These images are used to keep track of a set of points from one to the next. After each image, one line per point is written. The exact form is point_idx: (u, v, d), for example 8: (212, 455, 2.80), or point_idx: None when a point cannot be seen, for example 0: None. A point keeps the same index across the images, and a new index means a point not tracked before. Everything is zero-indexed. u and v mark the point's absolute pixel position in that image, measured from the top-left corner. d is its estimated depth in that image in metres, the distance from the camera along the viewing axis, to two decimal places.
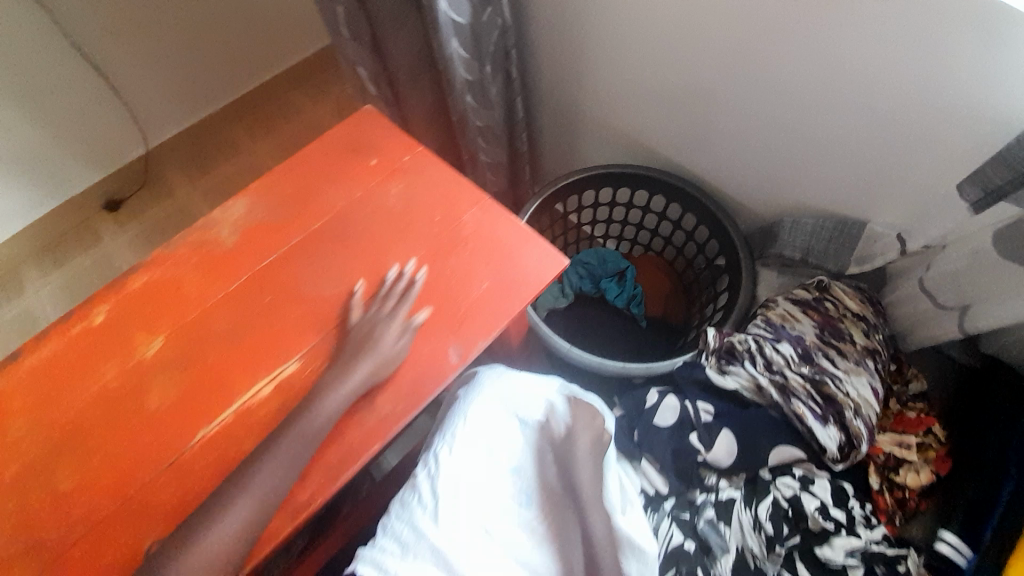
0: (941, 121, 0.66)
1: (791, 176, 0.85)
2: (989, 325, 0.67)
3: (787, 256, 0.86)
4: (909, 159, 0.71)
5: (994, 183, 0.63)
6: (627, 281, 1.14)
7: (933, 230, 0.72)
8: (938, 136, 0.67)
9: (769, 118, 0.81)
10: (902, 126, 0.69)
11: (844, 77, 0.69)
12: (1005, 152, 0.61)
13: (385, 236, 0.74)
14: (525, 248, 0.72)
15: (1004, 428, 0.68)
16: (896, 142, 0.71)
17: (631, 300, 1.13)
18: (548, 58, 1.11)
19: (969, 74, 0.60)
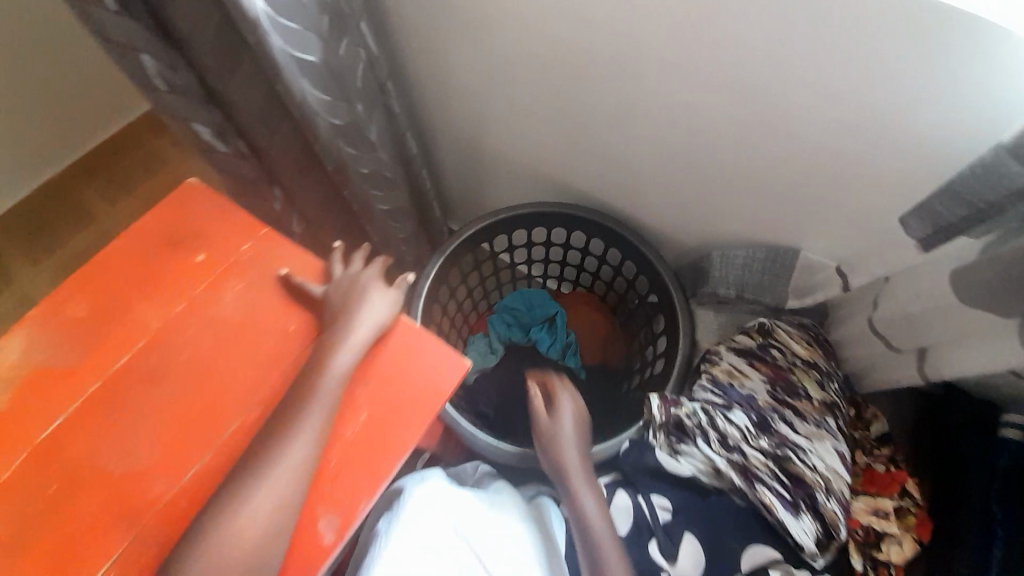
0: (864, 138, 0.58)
1: (712, 203, 0.77)
2: (949, 369, 0.59)
3: (723, 296, 0.78)
4: (833, 178, 0.64)
5: (944, 219, 0.57)
6: (557, 328, 1.01)
7: (877, 265, 0.67)
8: (862, 156, 0.60)
9: (683, 143, 0.71)
10: (824, 145, 0.62)
11: (757, 96, 0.61)
12: (954, 184, 0.54)
13: (217, 362, 0.54)
14: (411, 352, 0.55)
15: (980, 497, 0.67)
16: (817, 162, 0.64)
17: (564, 348, 1.01)
18: (434, 88, 0.96)
19: (894, 86, 0.53)
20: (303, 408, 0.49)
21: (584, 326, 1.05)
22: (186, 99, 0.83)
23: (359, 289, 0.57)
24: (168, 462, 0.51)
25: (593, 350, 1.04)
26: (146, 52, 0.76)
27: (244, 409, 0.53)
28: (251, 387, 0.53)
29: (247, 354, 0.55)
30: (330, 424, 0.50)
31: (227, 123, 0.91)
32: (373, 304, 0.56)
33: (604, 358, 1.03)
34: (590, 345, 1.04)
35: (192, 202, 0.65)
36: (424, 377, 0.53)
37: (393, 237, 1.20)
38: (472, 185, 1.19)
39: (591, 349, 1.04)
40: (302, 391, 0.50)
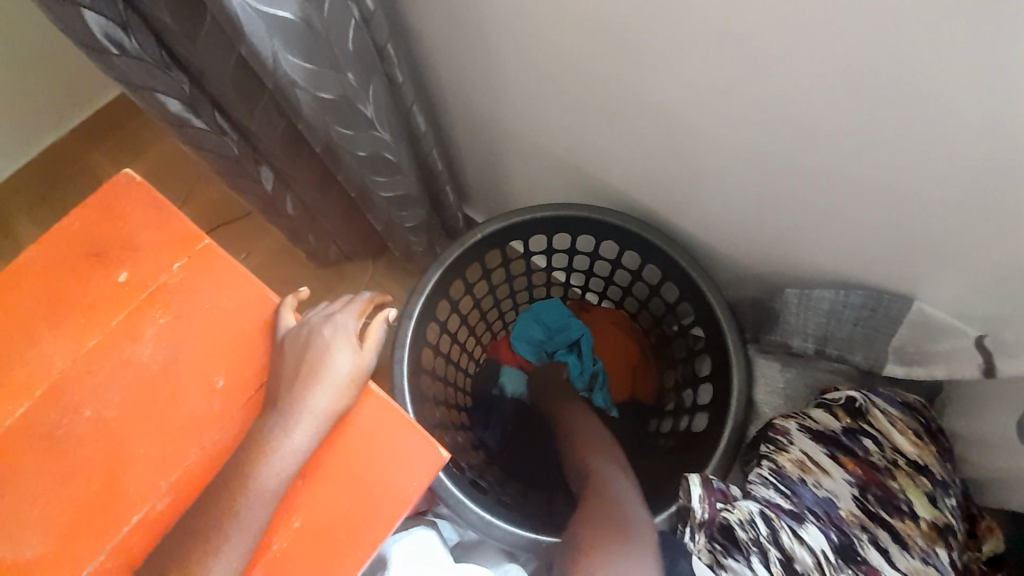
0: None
1: (796, 221, 0.58)
2: None
3: (796, 347, 0.62)
4: (989, 204, 0.45)
5: None
6: (585, 355, 0.86)
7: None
8: None
9: (768, 145, 0.52)
10: (988, 159, 0.42)
11: (900, 85, 0.41)
12: None
13: (125, 428, 0.43)
14: (371, 442, 0.39)
15: None
16: (971, 182, 0.44)
17: (590, 379, 0.86)
18: (446, 55, 0.78)
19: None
20: (222, 525, 0.36)
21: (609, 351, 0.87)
22: (144, 66, 0.68)
23: (316, 350, 0.41)
24: (61, 559, 0.40)
25: (621, 380, 0.87)
26: (85, 5, 0.60)
27: (156, 495, 0.41)
28: (160, 466, 0.41)
29: (162, 420, 0.42)
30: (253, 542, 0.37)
31: (199, 91, 0.76)
32: (334, 378, 0.40)
33: (631, 390, 0.86)
34: (615, 372, 0.86)
35: (116, 195, 0.51)
36: (386, 478, 0.38)
37: (399, 227, 1.05)
38: (491, 171, 1.01)
39: (617, 379, 0.87)
40: (210, 499, 0.37)
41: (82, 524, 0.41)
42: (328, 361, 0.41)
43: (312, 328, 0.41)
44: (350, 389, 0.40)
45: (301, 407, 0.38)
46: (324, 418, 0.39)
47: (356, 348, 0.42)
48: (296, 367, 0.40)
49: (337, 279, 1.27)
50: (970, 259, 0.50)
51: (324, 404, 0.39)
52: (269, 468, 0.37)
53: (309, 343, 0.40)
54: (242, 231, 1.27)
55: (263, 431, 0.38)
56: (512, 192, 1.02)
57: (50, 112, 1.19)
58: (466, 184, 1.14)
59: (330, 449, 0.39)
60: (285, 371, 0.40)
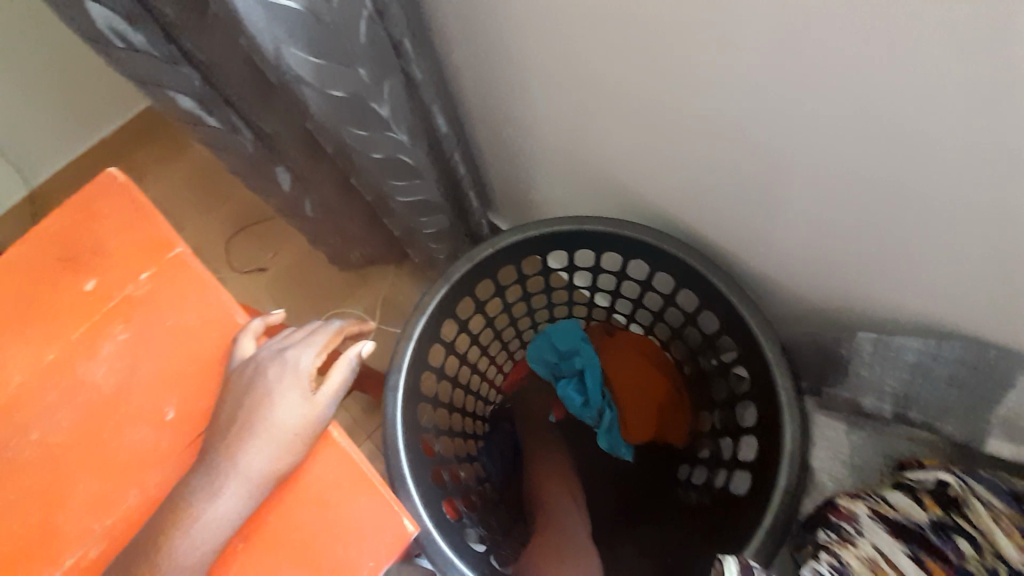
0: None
1: (876, 248, 0.47)
2: None
3: (866, 407, 0.51)
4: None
5: None
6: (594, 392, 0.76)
7: None
8: None
9: (848, 154, 0.42)
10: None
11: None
12: None
13: (68, 459, 0.38)
14: (327, 509, 0.32)
15: None
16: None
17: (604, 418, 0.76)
18: (468, 51, 0.71)
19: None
20: None
21: (632, 384, 0.77)
22: (150, 61, 0.64)
23: (260, 393, 0.34)
24: None
25: (644, 419, 0.76)
26: None
27: (92, 538, 0.36)
28: (98, 506, 0.37)
29: (106, 452, 0.38)
30: None
31: (212, 89, 0.72)
32: (277, 433, 0.33)
33: (659, 431, 0.76)
34: (635, 411, 0.77)
35: (95, 195, 0.47)
36: (337, 553, 0.32)
37: (419, 233, 0.99)
38: (518, 177, 0.94)
39: (639, 417, 0.76)
40: (131, 559, 0.31)
41: (7, 569, 0.36)
42: (270, 407, 0.34)
43: (258, 366, 0.35)
44: (300, 442, 0.33)
45: (234, 465, 0.32)
46: (265, 479, 0.32)
47: (307, 395, 0.35)
48: (232, 416, 0.33)
49: (359, 283, 1.23)
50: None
51: (264, 463, 0.32)
52: (198, 536, 0.31)
53: (251, 385, 0.34)
54: (268, 232, 1.25)
55: (188, 490, 0.32)
56: (539, 199, 0.94)
57: (94, 114, 1.21)
58: (491, 190, 1.07)
59: (275, 513, 0.32)
60: (221, 420, 0.33)
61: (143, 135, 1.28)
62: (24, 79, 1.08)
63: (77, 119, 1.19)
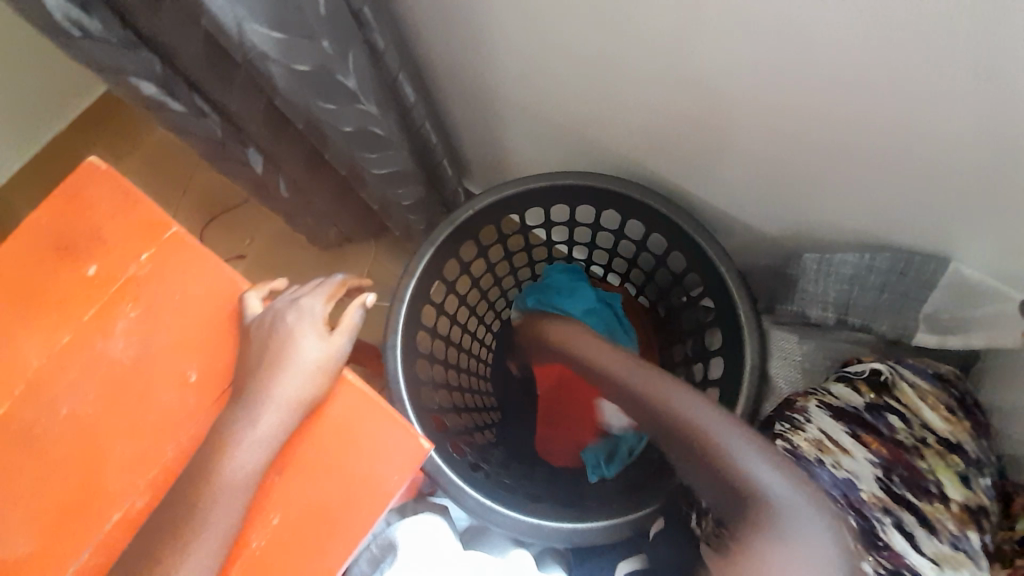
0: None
1: (817, 178, 0.52)
2: None
3: (813, 318, 0.58)
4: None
5: None
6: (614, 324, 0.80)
7: None
8: None
9: (786, 94, 0.46)
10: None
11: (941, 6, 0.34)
12: None
13: (100, 427, 0.41)
14: (355, 435, 0.37)
15: None
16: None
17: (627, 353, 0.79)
18: (430, 18, 0.72)
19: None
20: (200, 519, 0.35)
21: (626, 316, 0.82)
22: (110, 47, 0.64)
23: (282, 337, 0.39)
24: (46, 558, 0.39)
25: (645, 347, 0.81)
26: None
27: (136, 491, 0.40)
28: (138, 463, 0.40)
29: (136, 416, 0.41)
30: (236, 533, 0.35)
31: (172, 72, 0.72)
32: (300, 367, 0.38)
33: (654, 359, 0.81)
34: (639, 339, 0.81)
35: (84, 186, 0.48)
36: (363, 471, 0.37)
37: (396, 205, 1.01)
38: (490, 142, 0.96)
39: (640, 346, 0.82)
40: (180, 497, 0.35)
41: (61, 527, 0.40)
42: (293, 349, 0.38)
43: (275, 314, 0.39)
44: (325, 375, 0.38)
45: (266, 397, 0.36)
46: (291, 409, 0.36)
47: (323, 337, 0.40)
48: (258, 359, 0.38)
49: (340, 262, 1.25)
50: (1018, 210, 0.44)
51: (289, 393, 0.37)
52: (241, 459, 0.35)
53: (271, 331, 0.38)
54: (243, 219, 1.25)
55: (226, 425, 0.36)
56: (511, 162, 0.97)
57: (40, 112, 1.15)
58: (463, 157, 1.09)
59: (307, 443, 0.37)
60: (248, 360, 0.38)
61: (97, 129, 1.23)
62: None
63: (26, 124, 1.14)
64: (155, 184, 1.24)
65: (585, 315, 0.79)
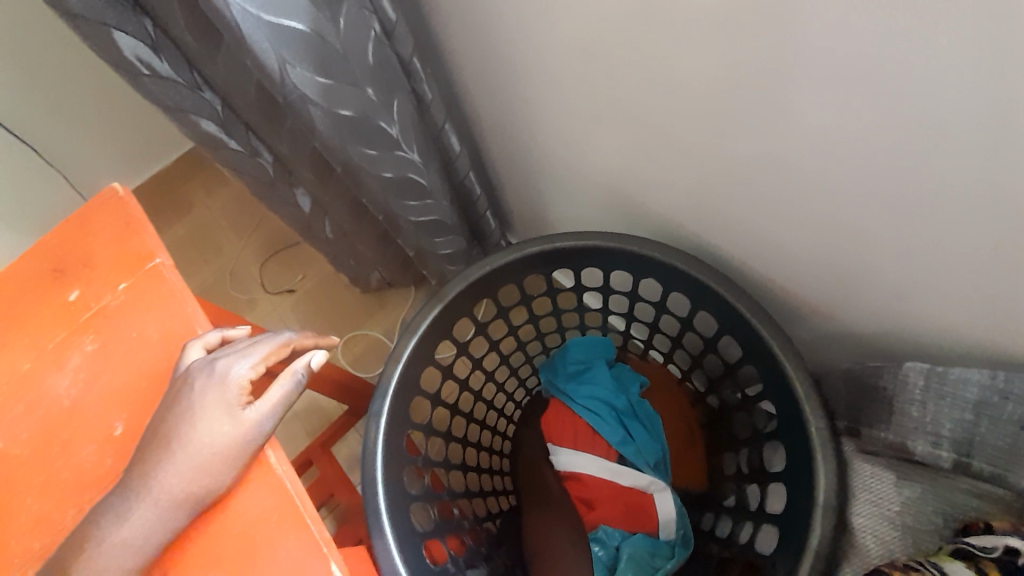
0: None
1: (927, 263, 0.39)
2: None
3: (917, 453, 0.42)
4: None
5: None
6: (629, 419, 0.69)
7: None
8: None
9: (884, 156, 0.35)
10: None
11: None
12: None
13: (17, 469, 0.37)
14: (264, 545, 0.30)
15: None
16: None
17: (648, 455, 0.67)
18: (476, 70, 0.70)
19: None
20: None
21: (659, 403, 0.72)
22: (174, 87, 0.69)
23: (186, 408, 0.32)
24: None
25: (681, 446, 0.69)
26: (114, 28, 0.60)
27: (26, 557, 0.34)
28: (37, 524, 0.35)
29: (52, 466, 0.36)
30: None
31: (231, 114, 0.76)
32: (196, 450, 0.31)
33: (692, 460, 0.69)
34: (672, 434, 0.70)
35: (98, 213, 0.48)
36: None
37: (433, 253, 0.98)
38: (532, 197, 0.91)
39: (675, 442, 0.70)
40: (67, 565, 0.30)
41: None
42: (191, 427, 0.31)
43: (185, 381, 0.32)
44: (231, 464, 0.31)
45: (156, 480, 0.30)
46: (183, 502, 0.30)
47: (235, 415, 0.32)
48: (161, 430, 0.32)
49: (378, 306, 1.23)
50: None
51: (182, 479, 0.30)
52: (104, 560, 0.30)
53: (179, 399, 0.32)
54: (297, 256, 1.28)
55: (121, 501, 0.31)
56: (554, 218, 0.91)
57: (147, 149, 1.28)
58: (508, 211, 1.05)
59: (203, 536, 0.31)
60: (151, 439, 0.32)
61: (191, 169, 1.33)
62: (83, 117, 1.14)
63: (135, 156, 1.27)
64: (227, 215, 1.31)
65: (598, 403, 0.69)
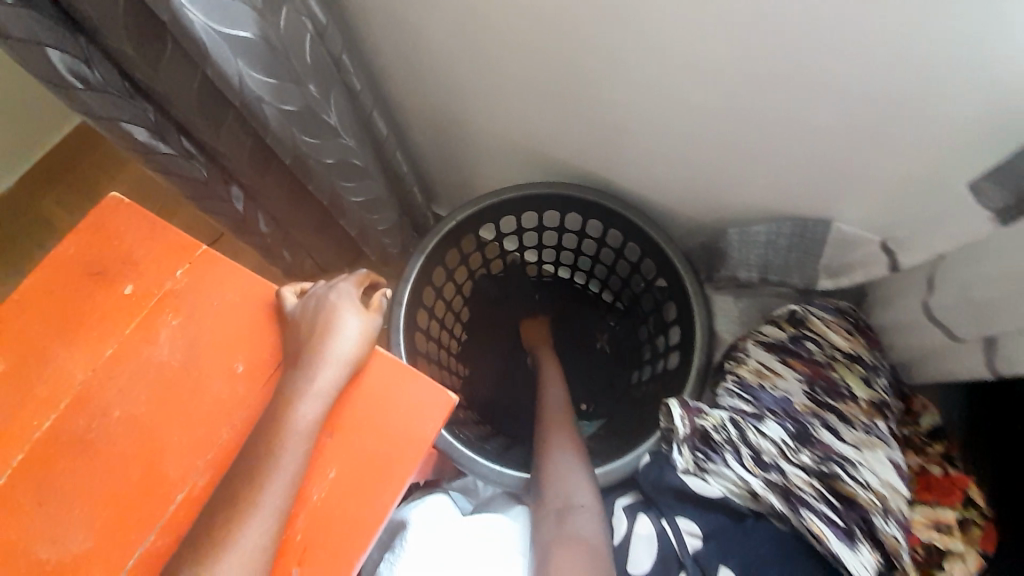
0: (945, 85, 0.45)
1: (741, 171, 0.64)
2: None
3: (743, 279, 0.71)
4: (894, 139, 0.52)
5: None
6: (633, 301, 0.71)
7: None
8: (903, 116, 0.50)
9: (705, 107, 0.58)
10: (896, 97, 0.48)
11: (810, 37, 0.47)
12: None
13: (153, 420, 0.46)
14: (389, 397, 0.45)
15: None
16: (880, 111, 0.50)
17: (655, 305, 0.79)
18: (396, 58, 0.81)
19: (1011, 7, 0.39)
20: (265, 470, 0.42)
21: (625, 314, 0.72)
22: (106, 97, 0.70)
23: (327, 314, 0.48)
24: (117, 544, 0.43)
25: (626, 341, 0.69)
26: (48, 44, 0.62)
27: (194, 472, 0.45)
28: (195, 448, 0.46)
29: (191, 407, 0.46)
30: (302, 482, 0.43)
31: (165, 119, 0.78)
32: (345, 334, 0.47)
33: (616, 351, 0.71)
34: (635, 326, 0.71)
35: (113, 216, 0.53)
36: (401, 423, 0.44)
37: (373, 230, 1.06)
38: (454, 166, 1.06)
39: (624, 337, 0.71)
40: (256, 450, 0.43)
41: (126, 517, 0.44)
42: (338, 322, 0.47)
43: (320, 295, 0.49)
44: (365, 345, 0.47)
45: (319, 358, 0.45)
46: (344, 364, 0.45)
47: (361, 314, 0.49)
48: (310, 333, 0.46)
49: None
50: (890, 182, 0.56)
51: (339, 355, 0.45)
52: (306, 407, 0.43)
53: (319, 309, 0.48)
54: None
55: (289, 393, 0.44)
56: (476, 182, 1.07)
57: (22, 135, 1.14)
58: (431, 181, 1.18)
59: (350, 401, 0.45)
60: (301, 336, 0.46)
61: (76, 166, 1.20)
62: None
63: None
64: None
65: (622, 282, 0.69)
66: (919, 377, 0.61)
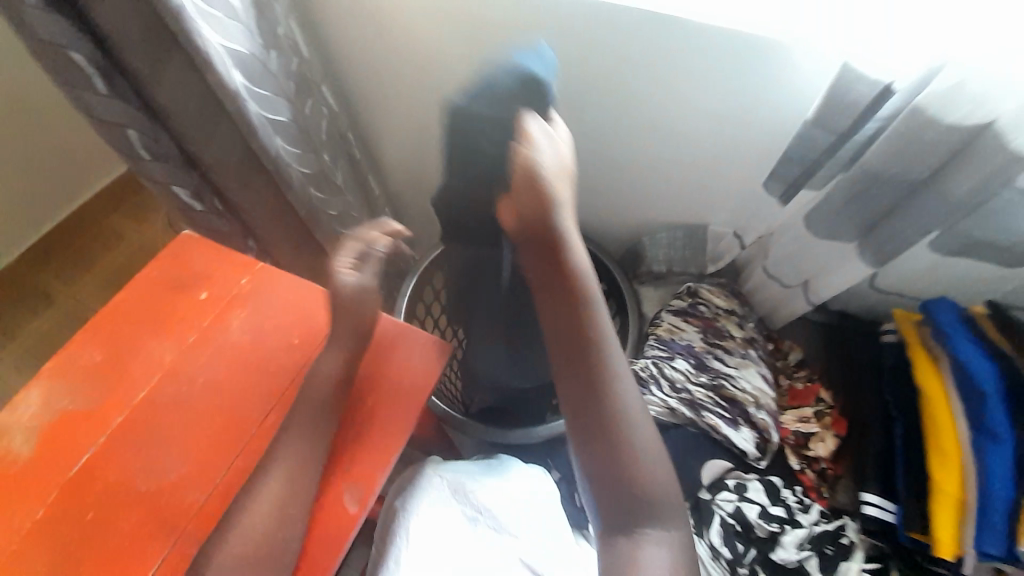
0: (743, 126, 0.74)
1: (643, 196, 0.91)
2: (829, 291, 0.76)
3: (658, 271, 0.94)
4: (727, 164, 0.80)
5: (793, 176, 0.73)
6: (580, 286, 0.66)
7: (761, 225, 0.85)
8: (729, 148, 0.78)
9: (610, 152, 0.86)
10: (720, 137, 0.77)
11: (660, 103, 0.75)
12: (790, 151, 0.70)
13: (230, 382, 0.63)
14: (406, 347, 0.66)
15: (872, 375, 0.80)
16: (714, 146, 0.79)
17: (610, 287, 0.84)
18: (389, 134, 1.08)
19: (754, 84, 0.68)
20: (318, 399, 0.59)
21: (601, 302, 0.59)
22: (166, 167, 0.83)
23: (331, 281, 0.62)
24: (206, 472, 0.58)
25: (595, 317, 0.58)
26: (132, 129, 0.75)
27: (264, 414, 0.61)
28: (264, 398, 0.62)
29: (259, 370, 0.64)
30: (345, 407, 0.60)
31: (203, 182, 0.89)
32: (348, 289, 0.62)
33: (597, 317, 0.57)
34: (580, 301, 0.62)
35: (188, 243, 0.72)
36: (418, 361, 0.65)
37: None
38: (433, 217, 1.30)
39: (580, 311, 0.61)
40: (313, 390, 0.59)
41: (212, 451, 0.59)
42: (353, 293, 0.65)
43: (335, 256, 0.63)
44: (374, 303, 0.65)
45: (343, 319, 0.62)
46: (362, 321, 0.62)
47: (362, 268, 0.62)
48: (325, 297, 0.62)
49: None
50: (735, 193, 0.84)
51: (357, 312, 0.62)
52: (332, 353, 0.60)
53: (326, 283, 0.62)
54: None
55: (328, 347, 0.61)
56: None
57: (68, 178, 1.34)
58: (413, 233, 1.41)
59: (379, 352, 0.65)
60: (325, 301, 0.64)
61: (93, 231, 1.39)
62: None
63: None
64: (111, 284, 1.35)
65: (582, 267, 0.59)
66: (778, 321, 0.87)
